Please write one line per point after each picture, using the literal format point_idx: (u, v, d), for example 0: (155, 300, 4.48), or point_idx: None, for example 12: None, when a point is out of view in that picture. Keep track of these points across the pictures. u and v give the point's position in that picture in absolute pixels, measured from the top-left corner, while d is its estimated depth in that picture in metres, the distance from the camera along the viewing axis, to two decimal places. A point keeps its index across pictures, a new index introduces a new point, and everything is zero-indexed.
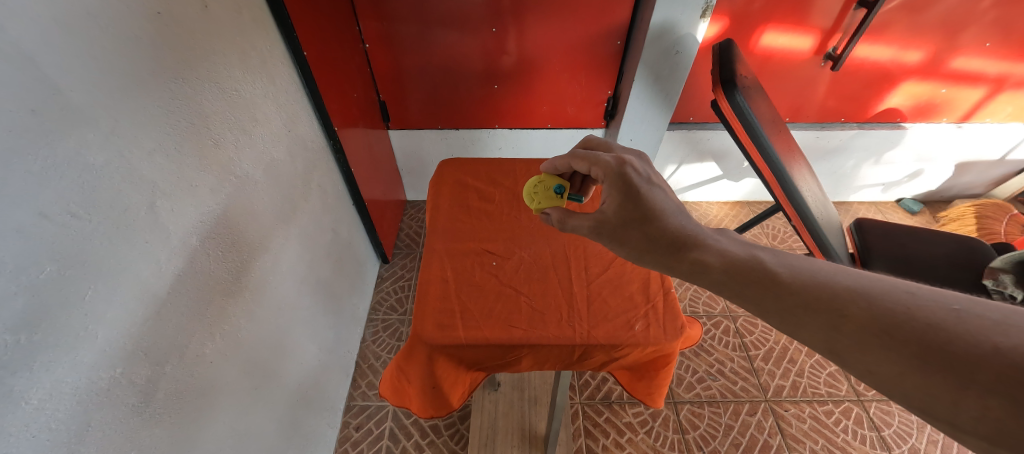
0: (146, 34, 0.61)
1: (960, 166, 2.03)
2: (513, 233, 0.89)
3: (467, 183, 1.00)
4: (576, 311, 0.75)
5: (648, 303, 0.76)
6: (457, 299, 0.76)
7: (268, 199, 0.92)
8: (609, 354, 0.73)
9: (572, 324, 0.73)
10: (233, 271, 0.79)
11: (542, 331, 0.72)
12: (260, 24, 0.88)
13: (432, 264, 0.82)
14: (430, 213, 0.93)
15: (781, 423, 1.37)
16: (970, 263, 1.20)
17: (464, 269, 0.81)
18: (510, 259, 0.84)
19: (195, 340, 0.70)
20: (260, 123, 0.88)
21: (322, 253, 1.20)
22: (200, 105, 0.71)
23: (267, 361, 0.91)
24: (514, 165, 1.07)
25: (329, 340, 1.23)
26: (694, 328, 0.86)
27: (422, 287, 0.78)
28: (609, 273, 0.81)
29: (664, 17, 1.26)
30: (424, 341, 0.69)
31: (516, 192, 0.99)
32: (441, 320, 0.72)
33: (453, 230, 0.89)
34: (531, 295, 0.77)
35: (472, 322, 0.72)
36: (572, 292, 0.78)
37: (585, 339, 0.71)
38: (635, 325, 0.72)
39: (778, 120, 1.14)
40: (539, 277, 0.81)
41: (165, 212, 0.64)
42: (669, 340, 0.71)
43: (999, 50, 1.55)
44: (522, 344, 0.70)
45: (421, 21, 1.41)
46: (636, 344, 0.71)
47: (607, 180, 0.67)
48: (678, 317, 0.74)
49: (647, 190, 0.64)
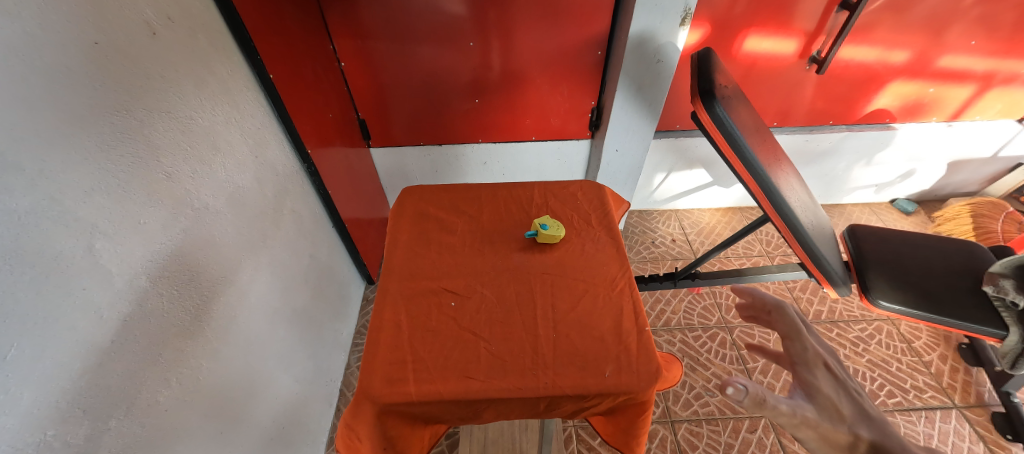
0: (82, 66, 0.57)
1: (953, 165, 2.00)
2: (474, 267, 0.86)
3: (429, 213, 0.99)
4: (541, 357, 0.71)
5: (620, 346, 0.73)
6: (408, 348, 0.72)
7: (232, 229, 0.87)
8: (578, 404, 0.69)
9: (534, 372, 0.69)
10: (191, 311, 0.75)
11: (500, 382, 0.68)
12: (219, 48, 0.84)
13: (386, 306, 0.79)
14: (387, 248, 0.90)
15: (783, 440, 1.32)
16: (967, 269, 1.17)
17: (419, 312, 0.78)
18: (471, 298, 0.81)
19: (147, 388, 0.65)
20: (221, 151, 0.84)
21: (298, 281, 1.16)
22: (148, 138, 0.67)
23: (238, 403, 0.86)
24: (481, 191, 1.05)
25: (306, 371, 1.18)
26: (674, 368, 0.82)
27: (373, 336, 0.74)
28: (577, 311, 0.78)
29: (642, 25, 1.24)
30: (371, 398, 0.66)
31: (479, 222, 0.97)
32: (392, 373, 0.69)
33: (411, 266, 0.86)
34: (491, 339, 0.74)
35: (426, 374, 0.68)
36: (536, 334, 0.75)
37: (549, 390, 0.67)
38: (604, 371, 0.69)
39: (762, 129, 1.11)
40: (502, 318, 0.77)
41: (106, 255, 0.59)
42: (640, 387, 0.67)
43: (984, 48, 1.53)
44: (478, 398, 0.66)
45: (397, 38, 1.38)
46: (605, 393, 0.67)
47: (796, 363, 0.63)
48: (652, 360, 0.70)
49: (837, 381, 0.60)
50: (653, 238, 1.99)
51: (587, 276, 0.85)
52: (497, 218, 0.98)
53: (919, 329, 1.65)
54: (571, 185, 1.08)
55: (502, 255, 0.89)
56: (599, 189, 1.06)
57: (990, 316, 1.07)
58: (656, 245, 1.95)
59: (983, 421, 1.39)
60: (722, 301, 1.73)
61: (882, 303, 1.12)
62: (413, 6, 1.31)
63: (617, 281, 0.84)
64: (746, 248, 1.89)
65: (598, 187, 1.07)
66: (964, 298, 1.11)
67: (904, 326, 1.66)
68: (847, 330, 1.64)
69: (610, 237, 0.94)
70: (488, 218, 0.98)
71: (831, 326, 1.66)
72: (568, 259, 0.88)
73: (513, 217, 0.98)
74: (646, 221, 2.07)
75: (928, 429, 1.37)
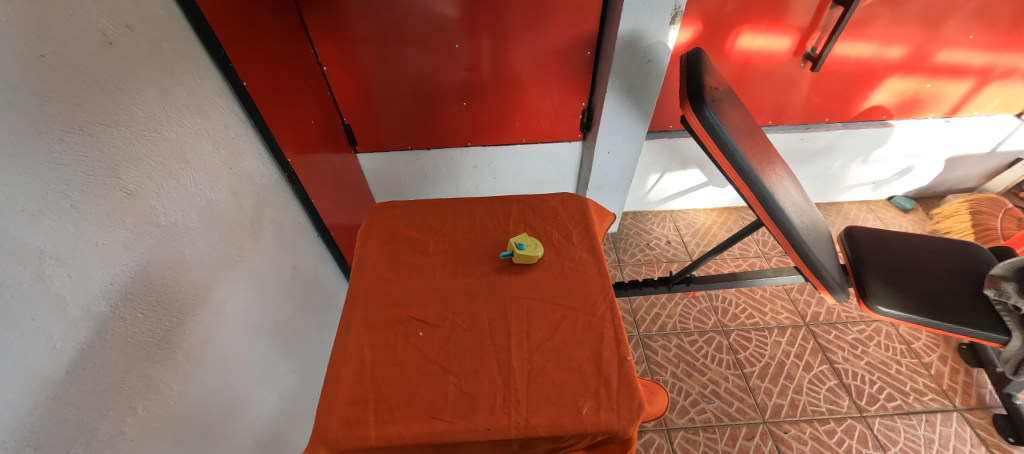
0: (27, 81, 0.53)
1: (951, 161, 1.98)
2: (445, 293, 0.86)
3: (400, 232, 0.99)
4: (514, 394, 0.71)
5: (600, 380, 0.73)
6: (371, 386, 0.72)
7: (205, 245, 0.83)
8: (553, 443, 0.69)
9: (506, 410, 0.69)
10: (159, 333, 0.71)
11: (469, 423, 0.67)
12: (187, 56, 0.80)
13: (349, 338, 0.79)
14: (355, 271, 0.91)
15: (782, 447, 1.32)
16: (967, 271, 1.15)
17: (385, 343, 0.78)
18: (440, 327, 0.81)
19: (110, 418, 0.62)
20: (191, 164, 0.81)
21: (280, 294, 1.12)
22: (105, 154, 0.64)
23: (215, 426, 0.82)
24: (455, 208, 1.05)
25: (292, 386, 1.15)
26: (658, 399, 0.82)
27: (334, 370, 0.74)
28: (553, 341, 0.78)
29: (631, 25, 1.20)
30: (328, 443, 0.66)
31: (452, 242, 0.97)
32: (351, 414, 0.69)
33: (378, 292, 0.86)
34: (461, 374, 0.74)
35: (388, 415, 0.68)
36: (509, 367, 0.75)
37: (521, 432, 0.67)
38: (582, 408, 0.69)
39: (754, 132, 1.08)
40: (473, 349, 0.77)
41: (58, 281, 0.56)
42: (617, 426, 0.68)
43: (983, 41, 1.50)
44: (445, 440, 0.66)
45: (381, 41, 1.35)
46: (581, 433, 0.67)
47: None
48: (633, 394, 0.71)
49: None
50: (648, 240, 1.96)
51: (566, 300, 0.85)
52: (471, 238, 0.98)
53: (918, 330, 1.62)
54: (551, 198, 1.08)
55: (473, 279, 0.89)
56: (581, 203, 1.06)
57: (994, 321, 1.05)
58: (651, 247, 1.92)
59: (984, 424, 1.37)
60: (719, 304, 1.71)
61: (881, 309, 1.09)
62: (396, 8, 1.27)
63: (599, 305, 0.84)
64: (742, 249, 1.87)
65: (582, 199, 1.08)
66: (965, 302, 1.09)
67: (903, 327, 1.63)
68: (846, 332, 1.61)
69: (592, 256, 0.93)
70: (461, 239, 0.98)
71: (829, 328, 1.63)
72: (546, 282, 0.88)
73: (488, 236, 0.98)
74: (641, 222, 2.04)
75: (929, 433, 1.35)
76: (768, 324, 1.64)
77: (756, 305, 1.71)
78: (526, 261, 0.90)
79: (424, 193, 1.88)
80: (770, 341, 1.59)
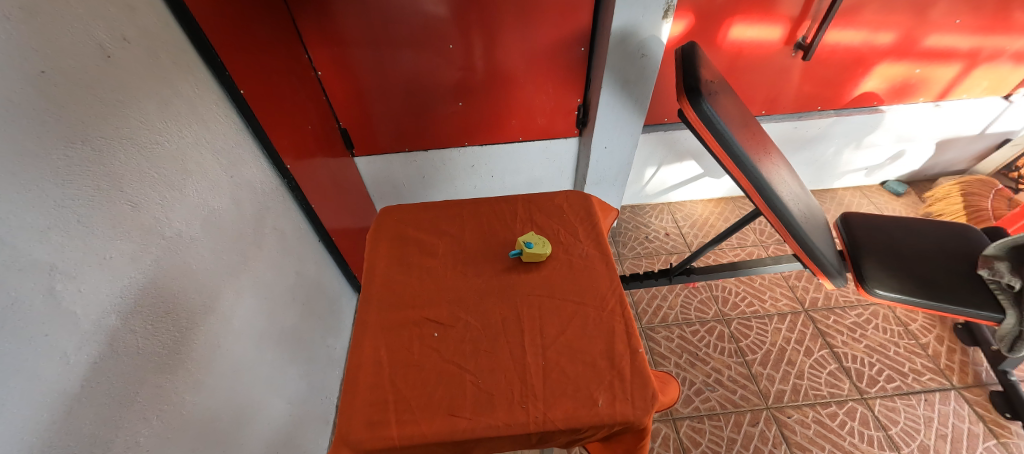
0: (31, 98, 0.53)
1: (941, 144, 2.00)
2: (455, 294, 0.87)
3: (408, 234, 0.99)
4: (531, 389, 0.72)
5: (613, 372, 0.74)
6: (390, 386, 0.73)
7: (209, 253, 0.84)
8: (571, 435, 0.70)
9: (524, 405, 0.70)
10: (169, 344, 0.71)
11: (488, 418, 0.69)
12: (183, 67, 0.80)
13: (364, 340, 0.80)
14: (365, 274, 0.91)
15: (785, 431, 1.34)
16: (961, 252, 1.17)
17: (400, 344, 0.79)
18: (454, 327, 0.81)
19: (124, 430, 0.62)
20: (193, 174, 0.81)
21: (285, 300, 1.12)
22: (108, 168, 0.63)
23: (226, 433, 0.83)
24: (460, 209, 1.05)
25: (300, 391, 1.15)
26: (669, 389, 0.84)
27: (351, 374, 0.75)
28: (565, 336, 0.79)
29: (625, 20, 1.21)
30: (351, 443, 0.67)
31: (460, 241, 0.98)
32: (372, 415, 0.70)
33: (389, 296, 0.87)
34: (477, 372, 0.75)
35: (409, 415, 0.69)
36: (525, 363, 0.76)
37: (539, 425, 0.68)
38: (598, 400, 0.71)
39: (750, 121, 1.10)
40: (487, 348, 0.78)
41: (69, 296, 0.56)
42: (634, 415, 0.69)
43: (970, 25, 1.52)
44: (466, 438, 0.67)
45: (376, 43, 1.34)
46: (598, 423, 0.69)
47: None
48: (647, 385, 0.73)
49: None
50: (646, 233, 1.97)
51: (576, 296, 0.86)
52: (478, 238, 0.99)
53: (914, 313, 1.65)
54: (556, 195, 1.09)
55: (483, 278, 0.90)
56: (585, 199, 1.07)
57: (988, 301, 1.07)
58: (649, 240, 1.94)
59: (981, 401, 1.40)
60: (720, 293, 1.73)
61: (878, 292, 1.11)
62: (390, 9, 1.27)
63: (608, 299, 0.85)
64: (739, 238, 1.90)
65: (585, 195, 1.09)
66: (960, 282, 1.11)
67: (900, 310, 1.66)
68: (844, 316, 1.64)
69: (598, 251, 0.95)
70: (469, 239, 0.98)
71: (827, 313, 1.66)
72: (554, 279, 0.89)
73: (496, 236, 0.99)
74: (639, 216, 2.06)
75: (928, 411, 1.38)
76: (768, 311, 1.66)
77: (756, 293, 1.73)
78: (535, 257, 0.91)
79: (423, 195, 1.88)
80: (771, 329, 1.61)
